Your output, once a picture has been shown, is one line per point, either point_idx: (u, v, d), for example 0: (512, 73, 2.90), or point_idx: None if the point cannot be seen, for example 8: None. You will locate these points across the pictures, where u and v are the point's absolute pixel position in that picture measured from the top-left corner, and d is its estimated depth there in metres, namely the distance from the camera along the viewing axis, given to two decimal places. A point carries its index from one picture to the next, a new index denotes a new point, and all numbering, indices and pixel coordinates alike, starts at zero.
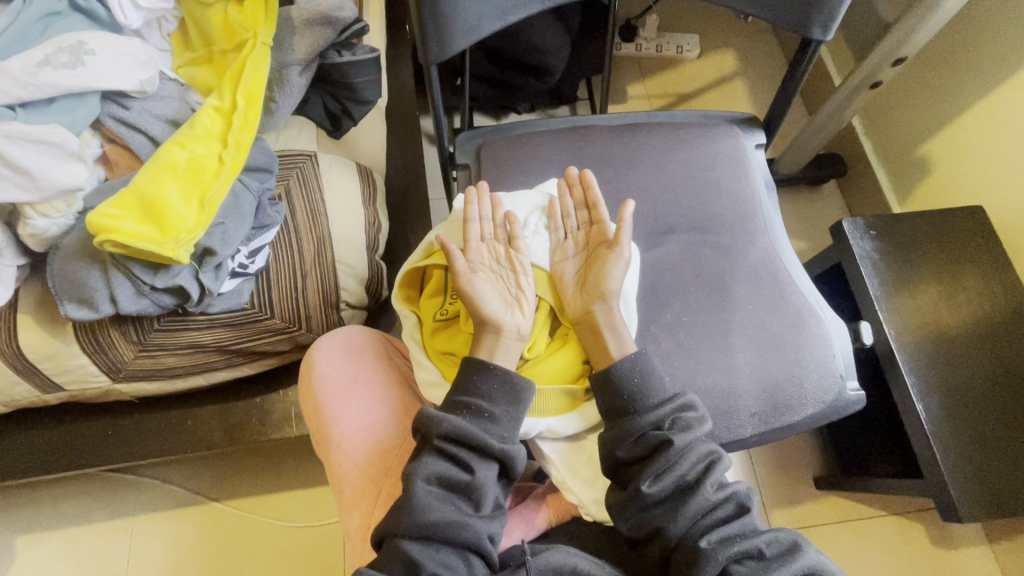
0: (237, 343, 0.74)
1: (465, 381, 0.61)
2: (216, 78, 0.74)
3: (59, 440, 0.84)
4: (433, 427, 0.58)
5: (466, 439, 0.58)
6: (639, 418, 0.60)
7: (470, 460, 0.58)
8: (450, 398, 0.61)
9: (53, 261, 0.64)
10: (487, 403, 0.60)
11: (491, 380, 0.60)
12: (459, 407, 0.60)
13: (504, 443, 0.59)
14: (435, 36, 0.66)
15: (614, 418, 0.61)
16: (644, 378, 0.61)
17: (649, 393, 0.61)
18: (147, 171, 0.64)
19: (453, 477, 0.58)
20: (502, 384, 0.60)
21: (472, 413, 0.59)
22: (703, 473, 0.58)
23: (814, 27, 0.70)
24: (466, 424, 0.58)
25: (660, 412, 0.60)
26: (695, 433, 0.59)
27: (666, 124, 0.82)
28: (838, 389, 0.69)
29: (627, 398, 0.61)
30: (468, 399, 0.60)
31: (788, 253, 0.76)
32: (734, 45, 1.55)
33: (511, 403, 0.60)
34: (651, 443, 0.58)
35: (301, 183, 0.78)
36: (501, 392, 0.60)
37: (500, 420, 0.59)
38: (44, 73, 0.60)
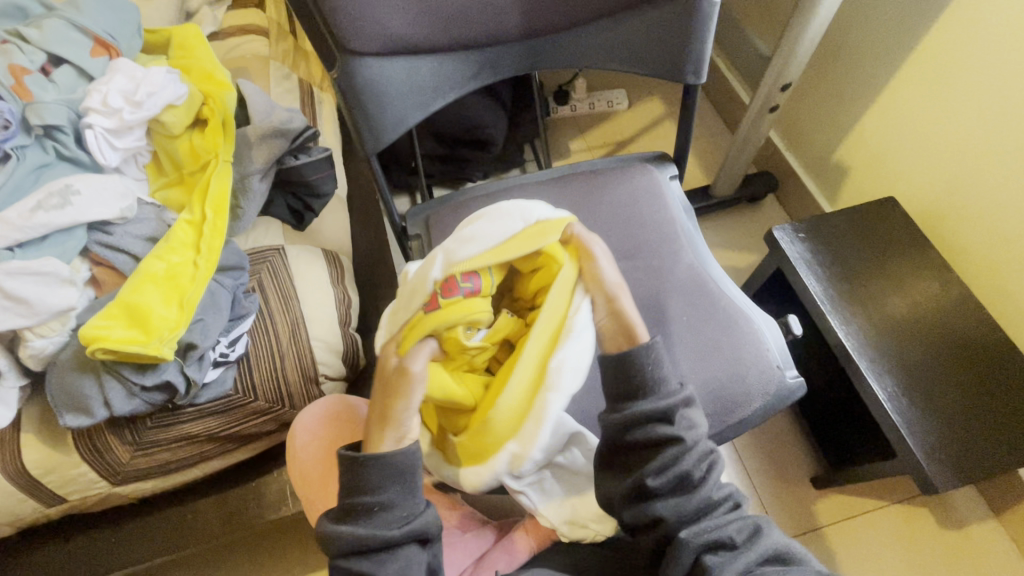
0: (225, 429, 0.79)
1: (352, 479, 0.54)
2: (187, 195, 0.84)
3: (64, 555, 0.87)
4: (332, 547, 0.53)
5: (365, 548, 0.52)
6: (654, 406, 0.57)
7: (377, 567, 0.52)
8: (342, 504, 0.55)
9: (52, 377, 0.70)
10: (375, 495, 0.54)
11: (374, 468, 0.54)
12: (350, 512, 0.54)
13: (407, 525, 0.54)
14: (368, 133, 0.78)
15: (620, 399, 0.59)
16: (658, 366, 0.58)
17: (664, 381, 0.59)
18: (129, 284, 0.72)
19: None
20: (384, 467, 0.54)
21: (364, 514, 0.54)
22: (707, 472, 0.56)
23: (687, 74, 0.81)
24: (361, 530, 0.53)
25: (670, 404, 0.57)
26: (700, 430, 0.58)
27: (587, 172, 0.92)
28: (778, 379, 0.74)
29: (643, 379, 0.58)
30: (355, 500, 0.54)
31: (713, 265, 0.84)
32: (659, 92, 1.72)
33: (400, 482, 0.54)
34: (658, 434, 0.56)
35: (273, 275, 0.86)
36: (388, 478, 0.54)
37: (395, 505, 0.54)
38: (38, 216, 0.69)
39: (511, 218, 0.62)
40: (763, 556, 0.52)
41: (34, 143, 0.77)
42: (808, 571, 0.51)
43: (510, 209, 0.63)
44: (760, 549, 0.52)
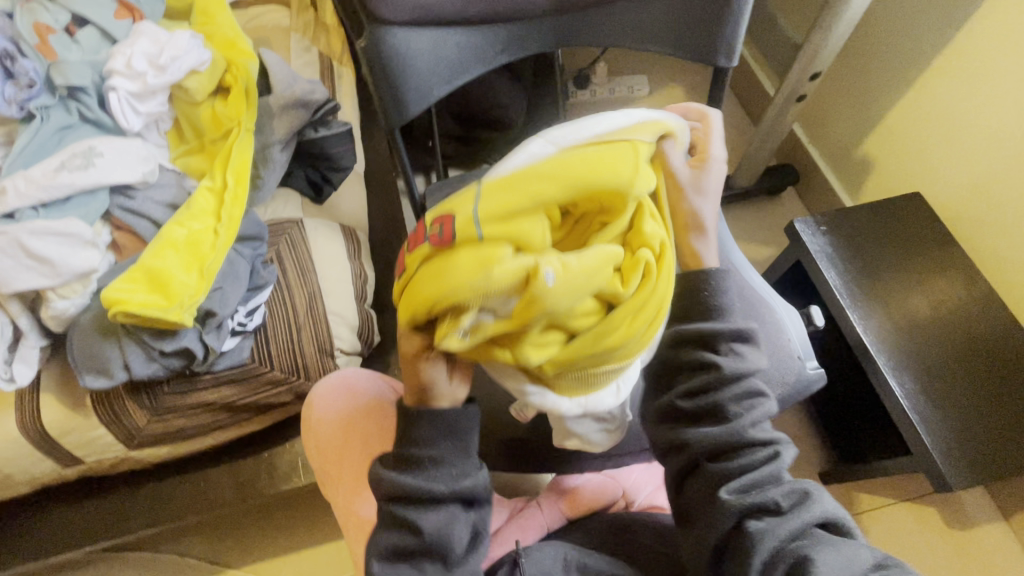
0: (241, 398, 0.80)
1: (406, 433, 0.57)
2: (207, 163, 0.83)
3: (79, 516, 0.88)
4: (380, 488, 0.56)
5: (409, 495, 0.55)
6: (707, 330, 0.56)
7: (423, 515, 0.55)
8: (398, 453, 0.57)
9: (72, 339, 0.70)
10: (427, 450, 0.56)
11: (432, 424, 0.56)
12: (404, 462, 0.57)
13: (455, 483, 0.56)
14: (394, 105, 0.75)
15: (676, 320, 0.59)
16: (716, 293, 0.57)
17: (725, 309, 0.57)
18: (151, 249, 0.72)
19: (409, 539, 0.55)
20: (437, 425, 0.56)
21: (417, 467, 0.56)
22: (745, 411, 0.55)
23: (720, 56, 0.79)
24: (409, 479, 0.55)
25: (722, 331, 0.56)
26: (749, 365, 0.56)
27: None
28: (798, 370, 0.74)
29: (702, 304, 0.57)
30: (410, 451, 0.56)
31: (737, 253, 0.82)
32: (680, 79, 1.69)
33: (454, 443, 0.57)
34: (702, 360, 0.56)
35: (291, 246, 0.85)
36: (439, 433, 0.56)
37: (444, 462, 0.56)
38: (61, 177, 0.69)
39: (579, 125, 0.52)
40: (805, 524, 0.50)
41: (57, 104, 0.76)
42: (854, 545, 0.49)
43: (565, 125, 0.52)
44: (804, 516, 0.51)
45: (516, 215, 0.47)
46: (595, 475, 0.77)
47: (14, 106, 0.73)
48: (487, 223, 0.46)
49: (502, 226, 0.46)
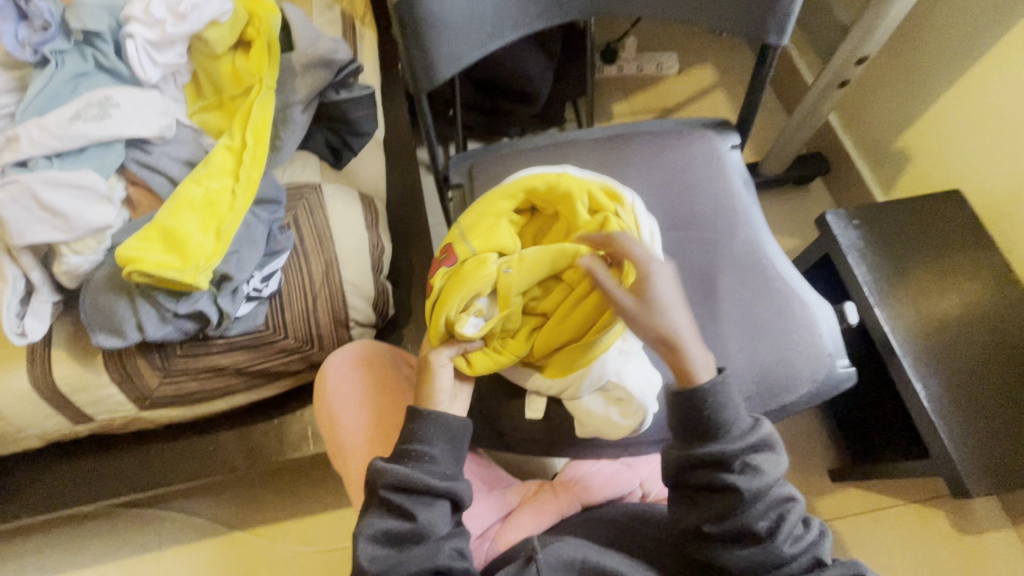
0: (254, 363, 0.79)
1: (406, 430, 0.62)
2: (226, 121, 0.80)
3: (89, 471, 0.88)
4: (378, 477, 0.59)
5: (407, 486, 0.58)
6: (720, 451, 0.57)
7: (415, 502, 0.58)
8: (397, 447, 0.61)
9: (86, 295, 0.69)
10: (426, 447, 0.60)
11: (432, 423, 0.61)
12: (402, 455, 0.60)
13: (448, 480, 0.60)
14: (423, 70, 0.72)
15: (687, 442, 0.59)
16: (721, 411, 0.57)
17: (729, 423, 0.58)
18: (167, 208, 0.70)
19: (399, 523, 0.58)
20: (438, 426, 0.61)
21: (414, 460, 0.60)
22: (775, 523, 0.56)
23: (770, 33, 0.75)
24: (408, 471, 0.59)
25: (733, 450, 0.57)
26: (767, 476, 0.57)
27: (645, 133, 0.87)
28: (828, 367, 0.72)
29: (706, 424, 0.57)
30: (409, 446, 0.60)
31: (771, 244, 0.80)
32: (712, 59, 1.62)
33: (450, 442, 0.61)
34: (720, 480, 0.56)
35: (309, 211, 0.83)
36: (439, 433, 0.61)
37: (440, 460, 0.60)
38: (76, 126, 0.66)
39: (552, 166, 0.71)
40: None
41: (73, 50, 0.73)
42: None
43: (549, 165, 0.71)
44: None
45: (499, 225, 0.67)
46: (609, 463, 0.75)
47: (27, 49, 0.70)
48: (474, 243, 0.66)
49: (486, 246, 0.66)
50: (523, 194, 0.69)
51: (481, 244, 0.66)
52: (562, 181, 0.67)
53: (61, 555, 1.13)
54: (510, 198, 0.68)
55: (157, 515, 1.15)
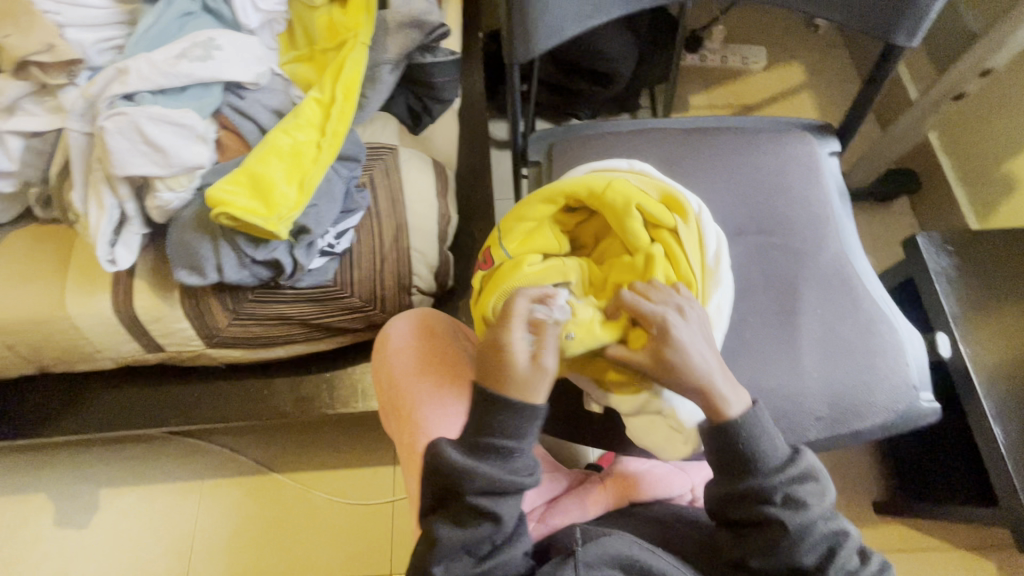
0: (318, 316, 0.81)
1: (487, 419, 0.58)
2: (315, 74, 0.80)
3: (152, 398, 0.93)
4: (466, 479, 0.56)
5: (496, 487, 0.56)
6: (758, 483, 0.56)
7: (501, 503, 0.56)
8: (479, 441, 0.57)
9: (172, 231, 0.71)
10: (512, 443, 0.57)
11: (523, 417, 0.57)
12: (486, 452, 0.57)
13: (529, 474, 0.58)
14: (522, 39, 0.70)
15: (723, 474, 0.58)
16: (757, 441, 0.57)
17: (767, 454, 0.57)
18: (256, 154, 0.71)
19: (484, 526, 0.55)
20: (525, 420, 0.57)
21: (500, 456, 0.57)
22: (823, 559, 0.53)
23: (899, 33, 0.72)
24: (496, 471, 0.56)
25: (774, 481, 0.56)
26: (813, 510, 0.55)
27: (737, 129, 0.82)
28: (910, 399, 0.68)
29: (741, 455, 0.56)
30: (495, 442, 0.57)
31: (861, 262, 0.75)
32: (802, 57, 1.53)
33: (533, 438, 0.59)
34: (761, 514, 0.55)
35: (385, 173, 0.83)
36: (526, 426, 0.57)
37: (525, 455, 0.58)
38: (182, 64, 0.68)
39: (618, 164, 0.70)
40: None
41: None
42: None
43: (615, 162, 0.70)
44: None
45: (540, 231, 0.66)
46: (661, 465, 0.75)
47: None
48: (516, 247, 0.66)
49: (528, 250, 0.66)
50: (565, 198, 0.66)
51: (520, 250, 0.66)
52: (611, 189, 0.65)
53: (115, 471, 1.20)
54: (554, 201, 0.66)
55: (205, 446, 1.22)
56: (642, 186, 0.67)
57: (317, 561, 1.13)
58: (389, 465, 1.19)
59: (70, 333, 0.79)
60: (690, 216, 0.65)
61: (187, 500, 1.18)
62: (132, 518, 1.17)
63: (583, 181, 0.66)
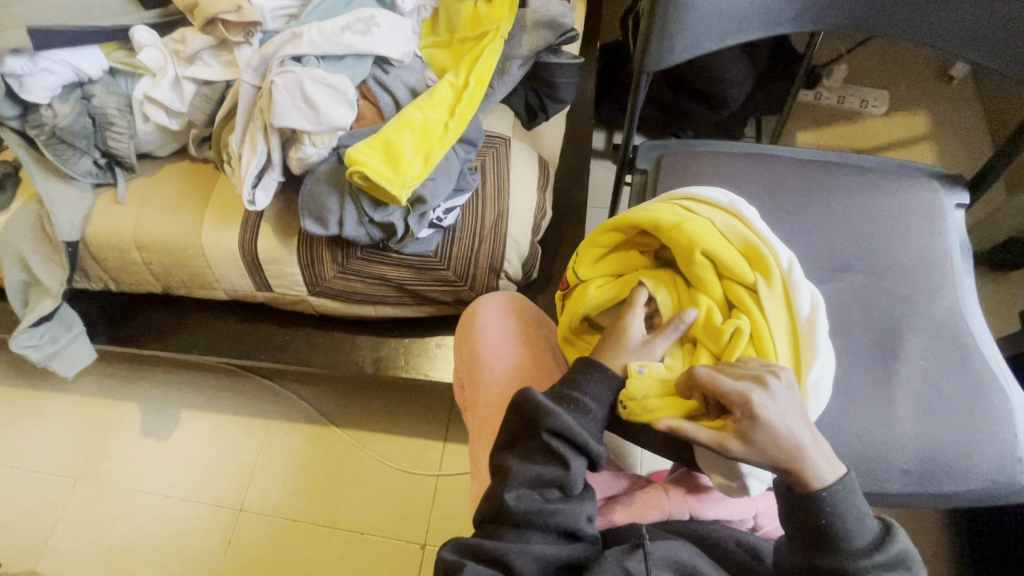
0: (413, 283, 0.86)
1: (573, 378, 0.63)
2: (451, 60, 0.86)
3: (250, 333, 1.03)
4: (541, 418, 0.59)
5: (569, 436, 0.59)
6: (841, 566, 0.53)
7: (571, 456, 0.59)
8: (560, 392, 0.63)
9: (306, 183, 0.78)
10: (588, 400, 0.61)
11: (600, 380, 0.62)
12: (563, 401, 0.62)
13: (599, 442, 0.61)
14: (658, 47, 0.72)
15: (797, 549, 0.56)
16: (845, 523, 0.54)
17: (854, 536, 0.54)
18: (392, 124, 0.77)
19: (552, 468, 0.59)
20: (604, 381, 0.62)
21: (575, 409, 0.61)
22: None
23: None
24: (570, 419, 0.59)
25: (859, 567, 0.53)
26: None
27: (857, 167, 0.80)
28: (1012, 473, 0.63)
29: (825, 533, 0.54)
30: (573, 394, 0.62)
31: (977, 321, 0.71)
32: (929, 107, 1.45)
33: (607, 405, 0.63)
34: None
35: (496, 160, 0.87)
36: (604, 388, 0.62)
37: (597, 419, 0.61)
38: (344, 36, 0.76)
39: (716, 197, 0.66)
40: None
41: None
42: None
43: (711, 195, 0.66)
44: None
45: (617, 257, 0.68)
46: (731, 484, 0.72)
47: None
48: (586, 269, 0.68)
49: (597, 273, 0.68)
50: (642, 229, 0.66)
51: (590, 272, 0.68)
52: (689, 233, 0.62)
53: (198, 395, 1.32)
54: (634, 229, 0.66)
55: (278, 388, 1.32)
56: (730, 234, 0.63)
57: (357, 516, 1.19)
58: (438, 441, 1.23)
59: (199, 261, 0.89)
60: (776, 276, 0.61)
61: (254, 433, 1.28)
62: (205, 441, 1.29)
63: (663, 217, 0.64)
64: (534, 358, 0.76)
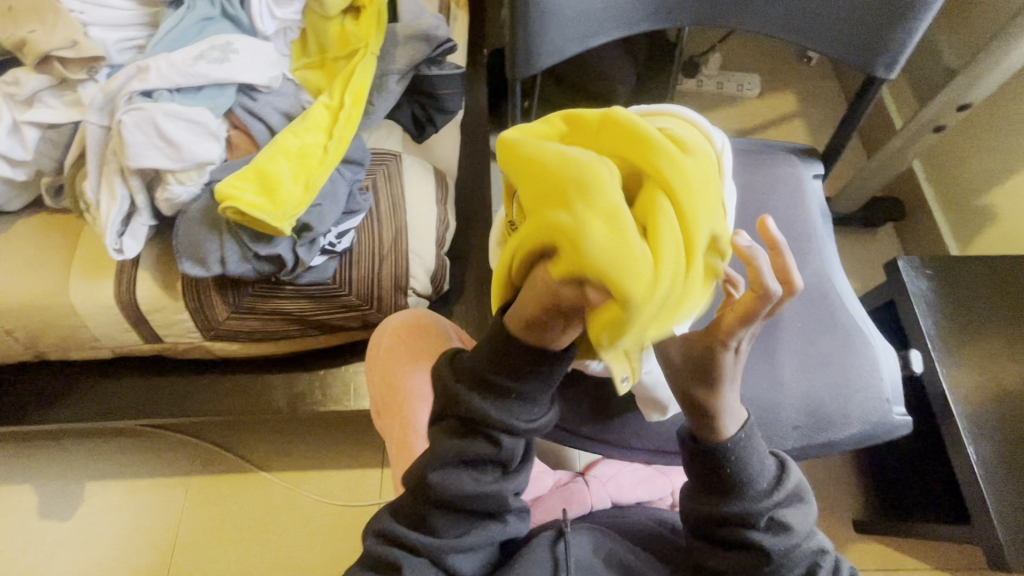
0: (316, 313, 0.83)
1: (499, 356, 0.49)
2: (325, 81, 0.84)
3: (147, 389, 0.95)
4: (457, 403, 0.51)
5: (491, 422, 0.50)
6: (743, 509, 0.53)
7: (499, 439, 0.51)
8: (481, 372, 0.50)
9: (179, 224, 0.73)
10: (516, 383, 0.49)
11: (526, 363, 0.48)
12: (485, 385, 0.50)
13: (535, 423, 0.51)
14: (524, 54, 0.74)
15: (703, 496, 0.55)
16: (746, 465, 0.53)
17: (755, 479, 0.53)
18: (265, 153, 0.74)
19: (479, 447, 0.51)
20: (538, 363, 0.48)
21: (500, 394, 0.50)
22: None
23: (877, 66, 0.78)
24: (490, 406, 0.50)
25: (759, 506, 0.53)
26: (796, 534, 0.53)
27: (727, 150, 0.86)
28: (883, 412, 0.70)
29: (726, 479, 0.53)
30: (496, 378, 0.49)
31: (841, 279, 0.79)
32: (795, 87, 1.58)
33: (545, 380, 0.50)
34: (743, 540, 0.53)
35: (387, 178, 0.86)
36: (536, 371, 0.49)
37: (532, 400, 0.50)
38: (199, 66, 0.72)
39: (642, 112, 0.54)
40: None
41: None
42: None
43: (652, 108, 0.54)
44: None
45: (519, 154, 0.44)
46: (641, 468, 0.79)
47: None
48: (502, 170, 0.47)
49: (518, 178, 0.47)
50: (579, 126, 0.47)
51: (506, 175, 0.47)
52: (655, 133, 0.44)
53: (102, 464, 1.20)
54: (543, 127, 0.48)
55: (193, 442, 1.22)
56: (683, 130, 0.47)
57: (301, 560, 1.13)
58: (376, 467, 1.20)
59: (70, 320, 0.81)
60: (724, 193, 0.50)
61: (172, 494, 1.18)
62: (116, 512, 1.17)
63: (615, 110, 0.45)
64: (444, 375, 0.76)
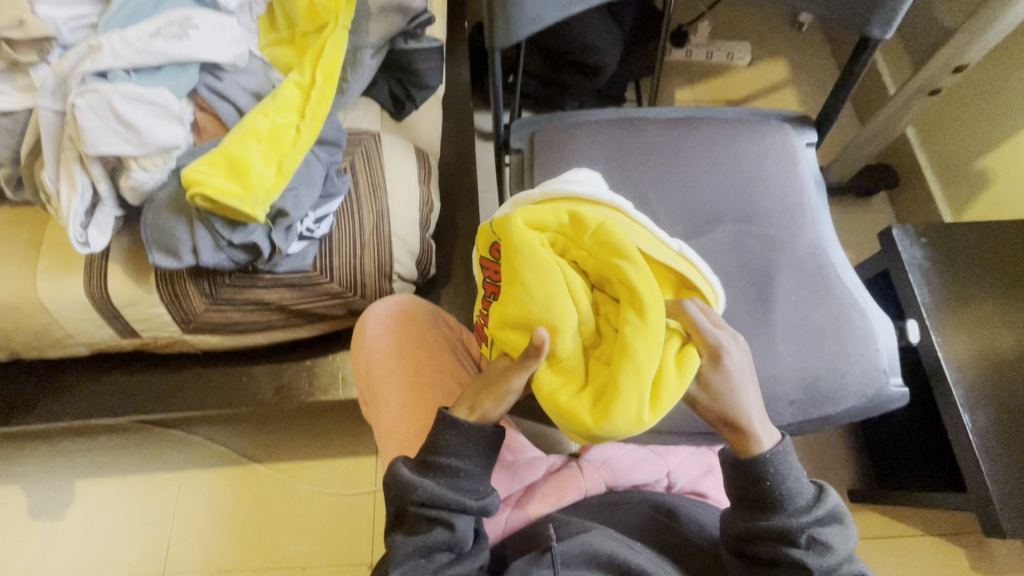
0: (297, 302, 0.80)
1: (437, 440, 0.59)
2: (296, 58, 0.79)
3: (128, 386, 0.92)
4: (410, 493, 0.57)
5: (443, 502, 0.57)
6: (783, 524, 0.56)
7: (453, 516, 0.57)
8: (425, 459, 0.59)
9: (147, 213, 0.70)
10: (459, 461, 0.58)
11: (461, 438, 0.58)
12: (431, 468, 0.58)
13: (481, 498, 0.59)
14: (503, 21, 0.70)
15: (744, 510, 0.59)
16: (787, 482, 0.57)
17: (795, 495, 0.57)
18: (233, 135, 0.70)
19: (436, 531, 0.57)
20: (470, 440, 0.58)
21: (445, 474, 0.58)
22: None
23: (873, 26, 0.74)
24: (441, 489, 0.57)
25: (800, 524, 0.56)
26: (837, 553, 0.56)
27: (717, 120, 0.83)
28: (880, 384, 0.69)
29: (768, 494, 0.57)
30: (440, 459, 0.58)
31: (835, 250, 0.77)
32: (787, 54, 1.54)
33: (479, 455, 0.59)
34: (783, 555, 0.56)
35: (365, 159, 0.82)
36: (472, 446, 0.58)
37: (474, 476, 0.59)
38: (156, 43, 0.67)
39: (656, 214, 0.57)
40: None
41: None
42: None
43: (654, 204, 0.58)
44: None
45: (520, 262, 0.53)
46: (637, 449, 0.75)
47: None
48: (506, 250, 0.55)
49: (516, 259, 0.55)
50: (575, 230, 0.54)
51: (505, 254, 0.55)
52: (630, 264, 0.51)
53: (91, 462, 1.18)
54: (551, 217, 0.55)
55: (183, 436, 1.20)
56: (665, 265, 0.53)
57: (297, 550, 1.13)
58: (370, 455, 1.18)
59: (40, 317, 0.78)
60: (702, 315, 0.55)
61: (164, 489, 1.17)
62: (107, 510, 1.15)
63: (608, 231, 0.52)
64: (435, 357, 0.74)
